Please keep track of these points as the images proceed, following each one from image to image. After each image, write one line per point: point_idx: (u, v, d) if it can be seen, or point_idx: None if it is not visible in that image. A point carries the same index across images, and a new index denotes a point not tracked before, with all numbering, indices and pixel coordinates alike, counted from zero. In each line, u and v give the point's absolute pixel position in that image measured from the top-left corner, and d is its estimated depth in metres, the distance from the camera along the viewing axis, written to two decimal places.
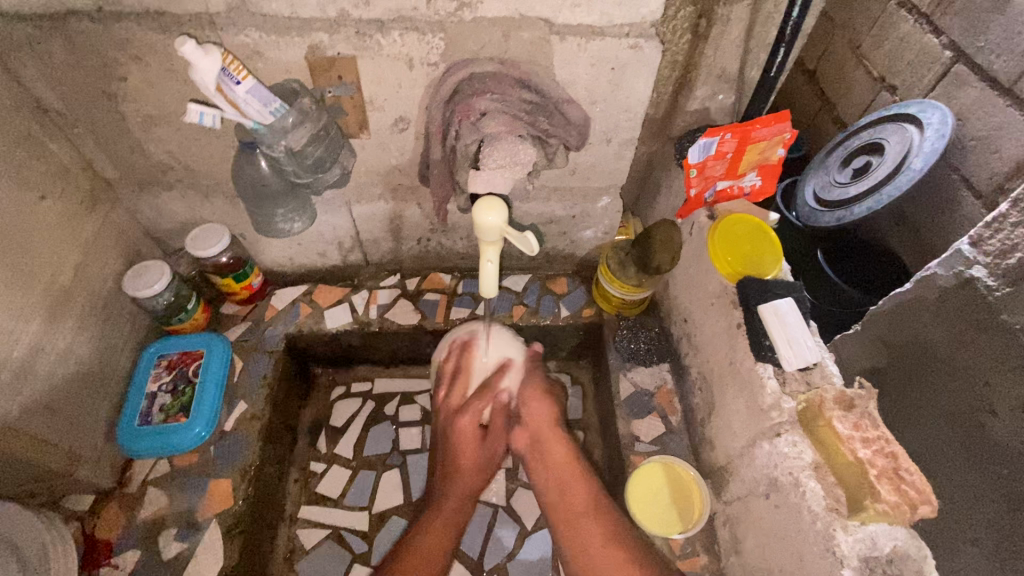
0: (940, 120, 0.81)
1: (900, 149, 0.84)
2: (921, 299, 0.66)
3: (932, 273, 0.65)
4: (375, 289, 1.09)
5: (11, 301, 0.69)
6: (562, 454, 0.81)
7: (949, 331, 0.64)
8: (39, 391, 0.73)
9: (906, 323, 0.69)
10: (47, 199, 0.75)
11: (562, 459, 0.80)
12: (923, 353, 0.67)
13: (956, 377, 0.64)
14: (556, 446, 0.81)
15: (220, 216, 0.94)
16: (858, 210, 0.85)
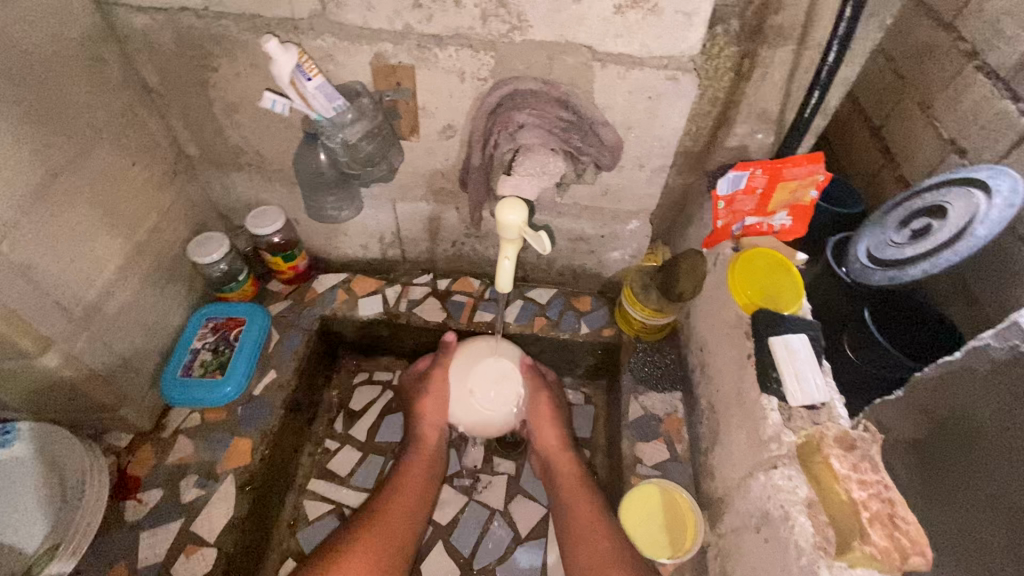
0: (1011, 189, 0.73)
1: (962, 217, 0.77)
2: (968, 368, 0.58)
3: (984, 343, 0.57)
4: (408, 286, 1.15)
5: (93, 250, 0.79)
6: (565, 468, 0.94)
7: (996, 405, 0.55)
8: (103, 328, 0.82)
9: (951, 395, 0.60)
10: (137, 165, 0.86)
11: (564, 468, 0.94)
12: (967, 430, 0.57)
13: (1004, 461, 0.53)
14: (561, 458, 0.95)
15: (280, 200, 1.04)
16: (909, 275, 0.80)
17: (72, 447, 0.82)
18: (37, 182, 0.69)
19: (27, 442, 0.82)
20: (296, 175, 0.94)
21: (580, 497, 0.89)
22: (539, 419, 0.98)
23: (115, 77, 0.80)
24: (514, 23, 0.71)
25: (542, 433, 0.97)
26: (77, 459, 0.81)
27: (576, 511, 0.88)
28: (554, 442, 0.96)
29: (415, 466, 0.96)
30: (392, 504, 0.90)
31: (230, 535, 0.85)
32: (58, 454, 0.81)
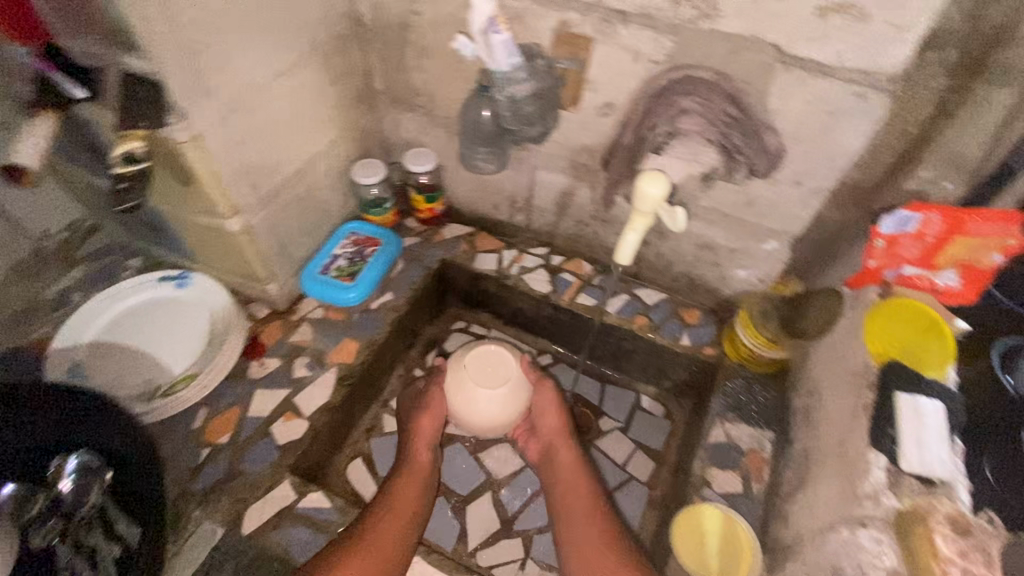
0: None
1: None
2: None
3: None
4: (523, 253, 1.20)
5: (287, 147, 0.94)
6: (568, 456, 0.96)
7: None
8: (274, 214, 0.97)
9: None
10: (335, 86, 1.00)
11: (563, 456, 0.96)
12: None
13: None
14: (559, 447, 0.97)
15: (436, 145, 1.14)
16: None
17: (220, 300, 1.02)
18: (262, 78, 0.83)
19: (193, 290, 1.04)
20: (460, 124, 1.02)
21: (579, 487, 0.92)
22: (546, 407, 1.01)
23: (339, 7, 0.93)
24: (704, 9, 0.71)
25: (545, 419, 1.00)
26: (222, 311, 1.02)
27: (572, 497, 0.91)
28: (557, 429, 0.99)
29: (405, 487, 0.90)
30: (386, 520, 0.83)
31: (323, 416, 0.97)
32: (211, 304, 1.03)
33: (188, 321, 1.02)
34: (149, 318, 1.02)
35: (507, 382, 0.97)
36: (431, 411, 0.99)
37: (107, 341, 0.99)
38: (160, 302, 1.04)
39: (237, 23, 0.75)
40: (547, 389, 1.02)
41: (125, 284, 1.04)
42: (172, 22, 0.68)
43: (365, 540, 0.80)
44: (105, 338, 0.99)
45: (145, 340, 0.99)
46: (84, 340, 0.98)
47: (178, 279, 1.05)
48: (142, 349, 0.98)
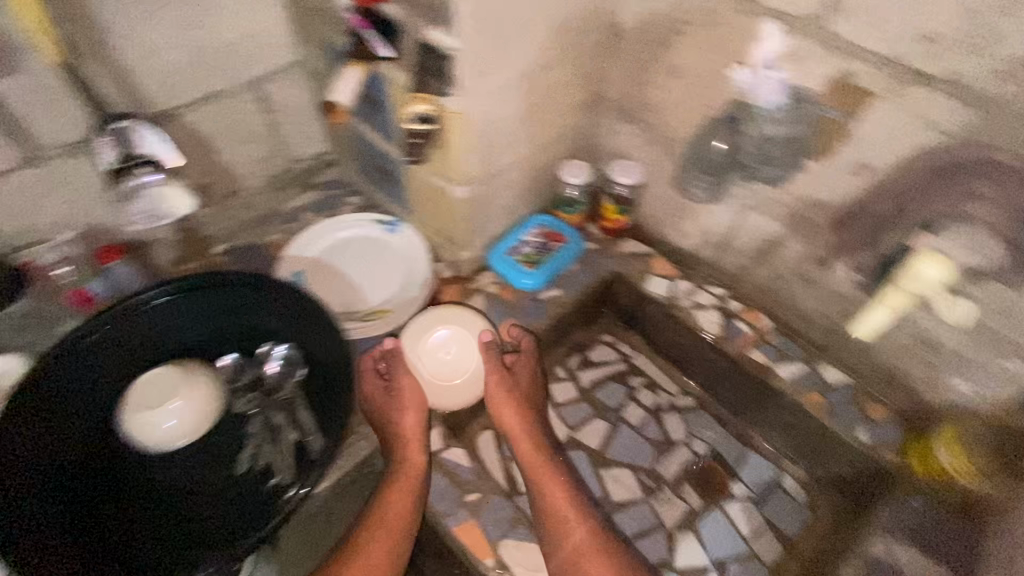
0: None
1: None
2: None
3: None
4: (698, 288, 1.19)
5: (522, 135, 1.01)
6: (530, 453, 0.97)
7: None
8: (488, 191, 1.05)
9: None
10: (575, 87, 1.05)
11: (528, 452, 0.97)
12: None
13: None
14: (522, 440, 0.98)
15: (646, 162, 1.16)
16: None
17: (420, 257, 1.15)
18: (526, 70, 0.90)
19: (400, 239, 1.17)
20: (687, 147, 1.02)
21: (555, 490, 0.92)
22: (500, 401, 1.01)
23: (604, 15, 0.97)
24: None
25: (503, 415, 1.00)
26: (419, 267, 1.15)
27: (547, 495, 0.92)
28: (517, 423, 0.99)
29: (396, 502, 0.88)
30: (376, 535, 0.86)
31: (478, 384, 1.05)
32: (412, 257, 1.16)
33: (390, 265, 1.16)
34: (360, 252, 1.17)
35: (469, 369, 1.04)
36: (409, 408, 0.97)
37: (327, 262, 1.15)
38: (370, 240, 1.19)
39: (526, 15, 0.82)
40: (498, 381, 1.01)
41: (348, 217, 1.19)
42: (484, 12, 0.76)
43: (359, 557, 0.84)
44: (325, 259, 1.15)
45: (354, 270, 1.14)
46: (309, 255, 1.15)
47: (390, 225, 1.19)
48: (352, 278, 1.13)
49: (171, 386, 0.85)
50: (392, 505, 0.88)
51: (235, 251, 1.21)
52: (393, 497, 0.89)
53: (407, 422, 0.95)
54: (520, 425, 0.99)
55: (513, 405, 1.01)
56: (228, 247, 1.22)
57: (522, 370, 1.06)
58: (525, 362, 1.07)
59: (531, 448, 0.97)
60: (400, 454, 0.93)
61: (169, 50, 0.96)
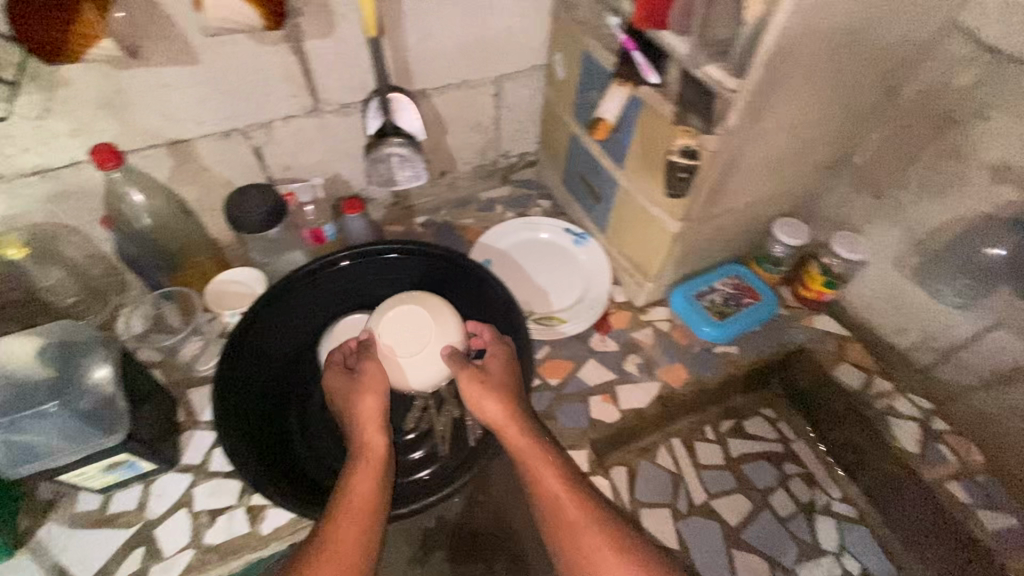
0: None
1: None
2: None
3: None
4: (898, 393, 1.06)
5: (755, 185, 0.96)
6: (523, 443, 0.81)
7: None
8: (700, 233, 1.01)
9: None
10: (826, 149, 0.98)
11: (514, 443, 0.81)
12: None
13: None
14: (507, 429, 0.82)
15: (875, 241, 1.06)
16: None
17: (601, 276, 1.15)
18: (789, 124, 0.86)
19: (586, 253, 1.18)
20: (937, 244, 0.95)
21: (563, 492, 0.77)
22: (478, 394, 0.83)
23: (888, 79, 0.89)
24: None
25: (486, 409, 0.82)
26: (598, 285, 1.14)
27: (552, 496, 0.77)
28: (501, 416, 0.82)
29: (366, 483, 0.76)
30: (352, 514, 0.73)
31: (632, 418, 1.02)
32: (593, 273, 1.16)
33: (569, 275, 1.17)
34: (545, 256, 1.20)
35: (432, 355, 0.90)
36: (368, 388, 0.84)
37: (513, 256, 1.20)
38: (556, 247, 1.21)
39: (813, 71, 0.78)
40: (474, 373, 0.85)
41: (539, 218, 1.22)
42: (780, 61, 0.73)
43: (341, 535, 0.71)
44: (511, 253, 1.20)
45: (536, 271, 1.18)
46: (499, 246, 1.21)
47: (578, 236, 1.20)
48: (532, 278, 1.17)
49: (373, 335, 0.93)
50: (360, 488, 0.75)
51: (433, 224, 1.32)
52: (359, 481, 0.76)
53: (365, 403, 0.82)
54: (512, 411, 0.82)
55: (500, 397, 0.83)
56: (428, 219, 1.33)
57: (497, 361, 0.88)
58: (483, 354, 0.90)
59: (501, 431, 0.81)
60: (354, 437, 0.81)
61: (446, 40, 1.05)
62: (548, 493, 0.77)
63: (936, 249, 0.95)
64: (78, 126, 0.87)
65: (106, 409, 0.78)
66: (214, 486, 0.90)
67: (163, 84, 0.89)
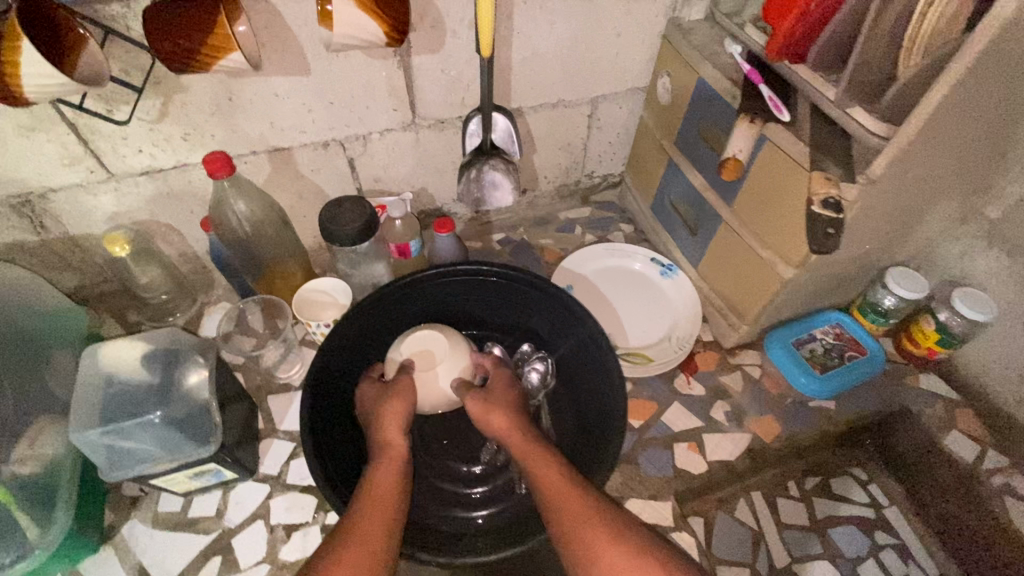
0: None
1: None
2: None
3: None
4: (1014, 470, 0.98)
5: (878, 234, 0.89)
6: (519, 443, 0.79)
7: None
8: (810, 280, 0.94)
9: None
10: (959, 198, 0.90)
11: (516, 446, 0.78)
12: None
13: None
14: (509, 435, 0.80)
15: (1003, 301, 0.97)
16: None
17: (689, 311, 1.09)
18: (932, 174, 0.79)
19: (674, 286, 1.13)
20: None
21: (559, 486, 0.71)
22: (483, 406, 0.84)
23: None
24: None
25: (488, 418, 0.83)
26: (687, 321, 1.09)
27: (549, 491, 0.71)
28: (505, 424, 0.81)
29: (383, 480, 0.75)
30: (367, 513, 0.71)
31: (719, 469, 0.96)
32: (681, 308, 1.10)
33: (655, 308, 1.12)
34: (629, 285, 1.15)
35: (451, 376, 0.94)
36: (397, 395, 0.85)
37: (596, 283, 1.15)
38: (641, 276, 1.16)
39: (971, 121, 0.71)
40: (477, 391, 0.87)
41: (627, 246, 1.18)
42: (946, 111, 0.66)
43: (354, 534, 0.69)
44: (595, 279, 1.16)
45: (620, 301, 1.13)
46: (582, 271, 1.17)
47: (666, 267, 1.14)
48: (616, 308, 1.12)
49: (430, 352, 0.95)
50: (379, 484, 0.75)
51: (511, 242, 1.29)
52: (376, 479, 0.76)
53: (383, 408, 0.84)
54: (512, 420, 0.81)
55: (501, 408, 0.83)
56: (505, 236, 1.30)
57: (500, 379, 0.90)
58: (500, 373, 0.92)
59: (515, 432, 0.80)
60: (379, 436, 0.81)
61: (550, 59, 1.02)
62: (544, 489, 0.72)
63: None
64: (191, 131, 0.88)
65: (196, 419, 0.78)
66: (291, 501, 0.89)
67: (274, 94, 0.89)
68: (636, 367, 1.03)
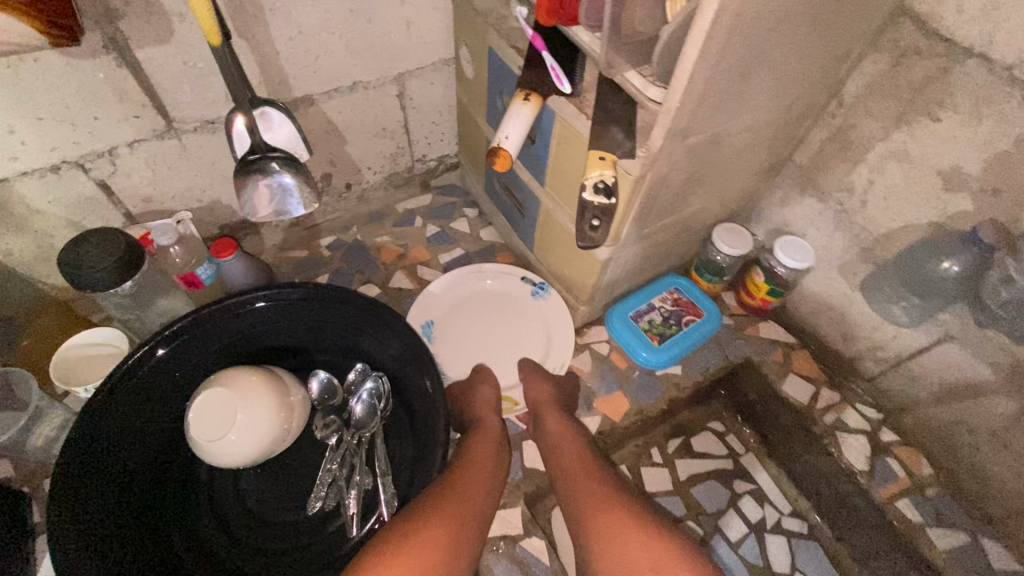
0: None
1: None
2: None
3: None
4: (845, 403, 1.01)
5: (691, 197, 0.86)
6: (555, 417, 0.89)
7: None
8: (634, 251, 0.91)
9: None
10: (766, 150, 0.88)
11: (559, 422, 0.88)
12: None
13: None
14: (552, 410, 0.91)
15: (819, 247, 0.98)
16: None
17: (564, 330, 1.01)
18: (725, 135, 0.75)
19: (547, 307, 1.03)
20: (902, 262, 0.84)
21: (590, 470, 0.80)
22: (529, 375, 0.96)
23: (833, 76, 0.78)
24: None
25: (531, 387, 0.94)
26: (562, 346, 1.00)
27: (580, 469, 0.80)
28: (546, 396, 0.92)
29: (476, 454, 0.83)
30: (467, 481, 0.78)
31: None
32: (555, 329, 1.02)
33: (529, 331, 1.03)
34: (499, 309, 1.05)
35: (245, 412, 0.79)
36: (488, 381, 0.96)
37: (460, 315, 1.03)
38: (512, 299, 1.06)
39: (746, 82, 0.67)
40: (532, 365, 0.97)
41: (495, 265, 1.06)
42: (711, 74, 0.61)
43: (453, 496, 0.74)
44: (460, 307, 1.04)
45: (491, 330, 1.03)
46: (443, 301, 1.04)
47: (538, 286, 1.04)
48: (487, 338, 1.02)
49: (227, 408, 0.78)
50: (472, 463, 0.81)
51: (342, 245, 1.16)
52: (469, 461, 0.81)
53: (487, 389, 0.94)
54: (551, 395, 0.93)
55: (547, 381, 0.95)
56: (336, 240, 1.17)
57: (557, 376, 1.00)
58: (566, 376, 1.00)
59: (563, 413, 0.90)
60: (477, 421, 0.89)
61: (326, 37, 0.87)
62: (575, 467, 0.81)
63: (885, 257, 0.87)
64: None
65: None
66: None
67: None
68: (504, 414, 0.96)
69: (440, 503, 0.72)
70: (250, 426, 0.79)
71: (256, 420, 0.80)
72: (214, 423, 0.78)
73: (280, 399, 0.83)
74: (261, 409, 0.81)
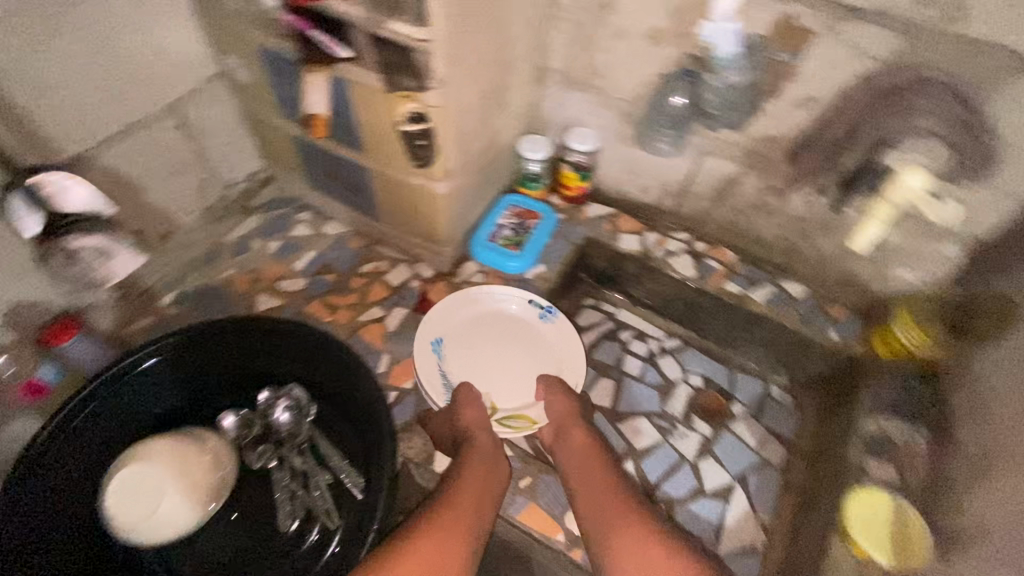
0: None
1: None
2: None
3: None
4: (665, 237, 1.26)
5: (489, 117, 1.00)
6: (581, 433, 0.96)
7: None
8: (465, 181, 1.03)
9: None
10: (527, 62, 1.05)
11: (585, 433, 0.96)
12: None
13: None
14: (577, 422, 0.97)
15: (598, 126, 1.20)
16: None
17: (574, 362, 1.05)
18: (490, 53, 0.89)
19: (557, 330, 1.08)
20: (649, 104, 1.08)
21: (608, 486, 0.90)
22: (552, 392, 1.00)
23: None
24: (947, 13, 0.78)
25: (554, 402, 0.99)
26: (574, 371, 1.05)
27: (595, 483, 0.90)
28: (567, 411, 0.98)
29: (473, 470, 0.87)
30: (462, 497, 0.84)
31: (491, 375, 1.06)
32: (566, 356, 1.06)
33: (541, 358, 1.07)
34: (516, 335, 1.08)
35: (174, 486, 0.78)
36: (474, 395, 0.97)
37: (473, 338, 1.06)
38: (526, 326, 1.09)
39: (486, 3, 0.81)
40: (557, 382, 1.01)
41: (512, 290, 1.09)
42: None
43: (448, 518, 0.81)
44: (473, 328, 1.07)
45: (501, 351, 1.07)
46: (454, 322, 1.06)
47: (545, 310, 1.08)
48: (496, 355, 1.06)
49: (153, 486, 0.77)
50: (471, 479, 0.86)
51: (185, 297, 1.10)
52: (469, 476, 0.86)
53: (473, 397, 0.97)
54: (570, 409, 0.98)
55: (564, 398, 0.99)
56: (176, 295, 1.10)
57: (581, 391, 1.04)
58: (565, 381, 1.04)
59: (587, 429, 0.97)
60: (467, 433, 0.92)
61: (75, 84, 0.82)
62: (593, 479, 0.90)
63: (641, 112, 1.11)
64: None
65: None
66: None
67: None
68: (520, 430, 0.99)
69: (440, 526, 0.80)
70: (185, 495, 0.78)
71: (186, 485, 0.79)
72: (142, 503, 0.76)
73: (204, 457, 0.82)
74: (189, 475, 0.79)
